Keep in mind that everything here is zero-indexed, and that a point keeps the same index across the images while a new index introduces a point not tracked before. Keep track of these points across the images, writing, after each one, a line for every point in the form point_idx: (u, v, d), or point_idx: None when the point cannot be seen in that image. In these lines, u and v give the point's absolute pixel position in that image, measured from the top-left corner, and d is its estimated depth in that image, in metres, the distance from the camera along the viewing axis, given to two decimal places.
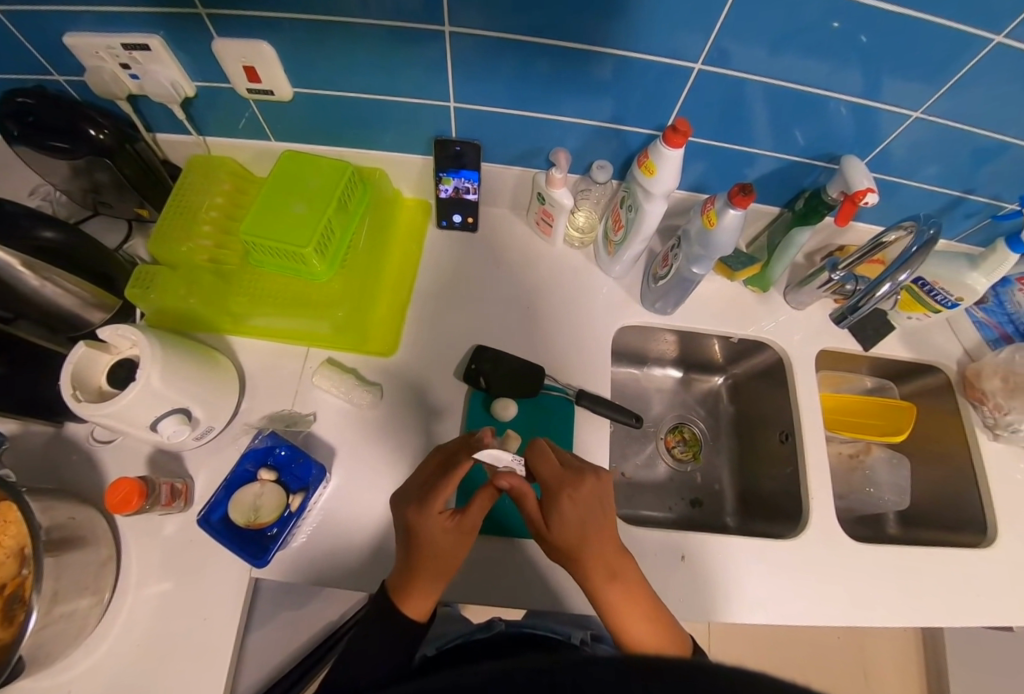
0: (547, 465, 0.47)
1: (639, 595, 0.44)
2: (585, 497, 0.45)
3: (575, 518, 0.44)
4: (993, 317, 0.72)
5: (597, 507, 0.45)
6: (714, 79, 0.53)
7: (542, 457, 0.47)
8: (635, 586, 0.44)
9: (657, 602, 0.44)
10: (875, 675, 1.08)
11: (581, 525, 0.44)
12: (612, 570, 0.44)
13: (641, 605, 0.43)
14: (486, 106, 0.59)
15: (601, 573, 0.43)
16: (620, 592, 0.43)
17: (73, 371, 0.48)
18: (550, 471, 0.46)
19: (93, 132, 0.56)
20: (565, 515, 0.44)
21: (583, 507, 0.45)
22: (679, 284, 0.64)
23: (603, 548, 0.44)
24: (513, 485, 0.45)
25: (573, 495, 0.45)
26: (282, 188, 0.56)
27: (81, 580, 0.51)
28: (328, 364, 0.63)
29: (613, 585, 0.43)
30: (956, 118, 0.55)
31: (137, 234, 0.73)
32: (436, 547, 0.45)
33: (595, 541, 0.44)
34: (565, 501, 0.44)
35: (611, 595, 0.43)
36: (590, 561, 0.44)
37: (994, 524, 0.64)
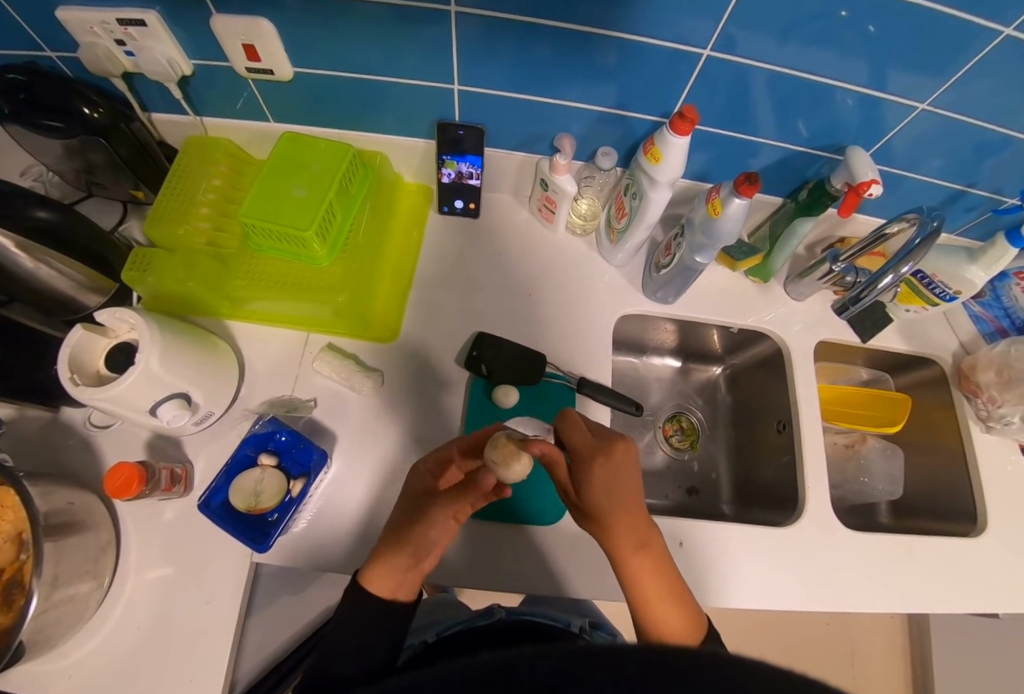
0: (579, 433, 0.47)
1: (665, 568, 0.44)
2: (616, 467, 0.46)
3: (606, 484, 0.45)
4: (988, 310, 0.72)
5: (626, 479, 0.46)
6: (722, 67, 0.52)
7: (574, 425, 0.48)
8: (661, 557, 0.45)
9: (679, 582, 0.44)
10: (863, 660, 1.10)
11: (611, 493, 0.45)
12: (639, 539, 0.44)
13: (663, 580, 0.44)
14: (490, 89, 0.58)
15: (627, 541, 0.44)
16: (645, 562, 0.44)
17: (71, 354, 0.47)
18: (582, 439, 0.47)
19: (88, 111, 0.54)
20: (596, 481, 0.45)
21: (614, 475, 0.45)
22: (682, 272, 0.64)
23: (632, 518, 0.45)
24: (545, 452, 0.45)
25: (605, 462, 0.45)
26: (301, 159, 0.56)
27: (81, 565, 0.51)
28: (328, 350, 0.63)
29: (638, 554, 0.44)
30: (962, 111, 0.55)
31: (133, 216, 0.71)
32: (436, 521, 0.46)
33: (623, 509, 0.45)
34: (597, 468, 0.45)
35: (635, 562, 0.44)
36: (619, 530, 0.44)
37: (984, 514, 0.65)
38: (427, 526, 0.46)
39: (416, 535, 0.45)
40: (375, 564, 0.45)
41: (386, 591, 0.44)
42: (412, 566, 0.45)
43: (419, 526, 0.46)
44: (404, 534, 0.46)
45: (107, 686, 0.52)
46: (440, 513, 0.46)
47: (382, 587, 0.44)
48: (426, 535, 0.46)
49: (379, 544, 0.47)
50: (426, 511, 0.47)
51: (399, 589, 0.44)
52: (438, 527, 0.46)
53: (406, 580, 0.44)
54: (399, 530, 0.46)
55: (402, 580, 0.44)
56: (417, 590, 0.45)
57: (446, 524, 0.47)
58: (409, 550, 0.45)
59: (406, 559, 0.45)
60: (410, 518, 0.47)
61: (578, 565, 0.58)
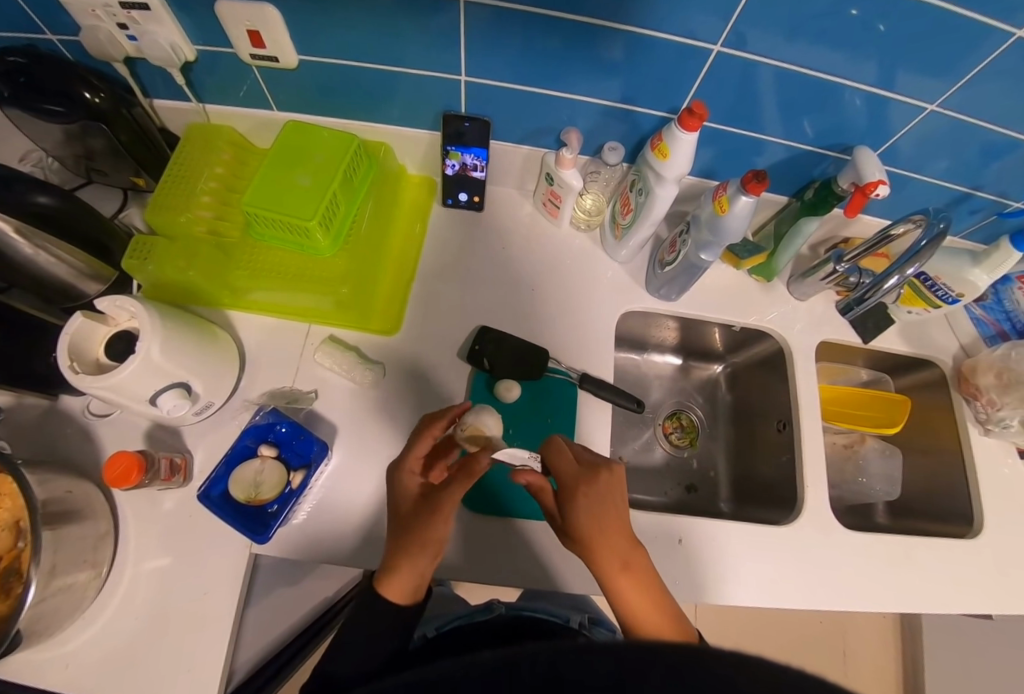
0: (563, 460, 0.48)
1: (652, 591, 0.44)
2: (600, 492, 0.46)
3: (591, 511, 0.45)
4: (990, 314, 0.72)
5: (609, 504, 0.46)
6: (731, 63, 0.52)
7: (559, 453, 0.49)
8: (648, 580, 0.44)
9: (670, 606, 0.44)
10: (855, 658, 1.12)
11: (596, 518, 0.45)
12: (625, 561, 0.44)
13: (653, 605, 0.43)
14: (496, 81, 0.57)
15: (616, 567, 0.44)
16: (636, 588, 0.43)
17: (71, 342, 0.47)
18: (567, 466, 0.48)
19: (89, 95, 0.53)
20: (581, 508, 0.45)
21: (598, 500, 0.46)
22: (686, 270, 0.64)
23: (616, 542, 0.45)
24: (531, 481, 0.47)
25: (589, 488, 0.46)
26: (290, 161, 0.54)
27: (78, 554, 0.51)
28: (329, 342, 0.62)
29: (627, 580, 0.44)
30: (971, 112, 0.54)
31: (133, 203, 0.71)
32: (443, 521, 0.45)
33: (609, 535, 0.45)
34: (580, 494, 0.46)
35: (624, 590, 0.43)
36: (604, 554, 0.44)
37: (981, 516, 0.66)
38: (438, 527, 0.45)
39: (427, 538, 0.45)
40: (389, 573, 0.45)
41: (406, 597, 0.45)
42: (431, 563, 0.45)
43: (429, 529, 0.45)
44: (415, 540, 0.45)
45: (104, 675, 0.53)
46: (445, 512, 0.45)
47: (400, 593, 0.45)
48: (437, 533, 0.45)
49: (387, 551, 0.46)
50: (432, 515, 0.45)
51: (419, 587, 0.46)
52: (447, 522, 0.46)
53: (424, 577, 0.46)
54: (408, 538, 0.45)
55: (420, 581, 0.45)
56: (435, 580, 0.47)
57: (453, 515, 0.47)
58: (427, 552, 0.45)
59: (423, 561, 0.45)
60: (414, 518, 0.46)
61: (577, 560, 0.58)
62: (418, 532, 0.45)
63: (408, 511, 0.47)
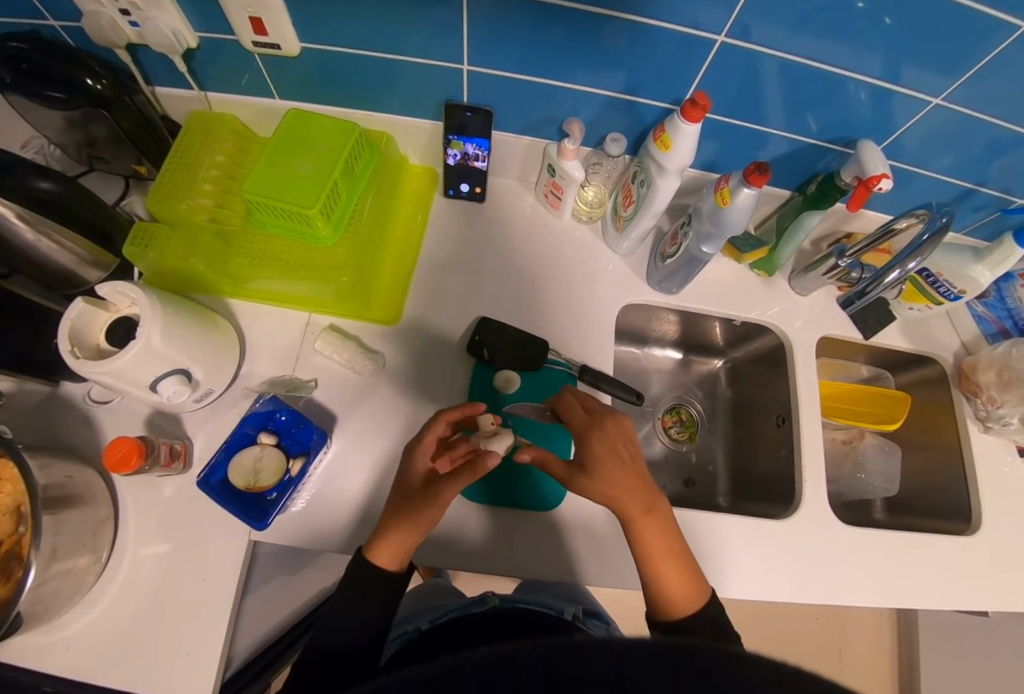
0: (574, 412, 0.51)
1: (669, 531, 0.48)
2: (615, 436, 0.49)
3: (611, 453, 0.48)
4: (993, 311, 0.72)
5: (624, 449, 0.49)
6: (735, 55, 0.52)
7: (568, 407, 0.52)
8: (666, 522, 0.48)
9: (683, 547, 0.48)
10: (850, 653, 1.12)
11: (614, 465, 0.47)
12: (648, 504, 0.47)
13: (667, 542, 0.47)
14: (498, 71, 0.57)
15: (640, 510, 0.47)
16: (654, 528, 0.47)
17: (72, 327, 0.47)
18: (577, 417, 0.51)
19: (91, 82, 0.53)
20: (597, 455, 0.48)
21: (614, 445, 0.48)
22: (688, 263, 0.63)
23: (637, 489, 0.47)
24: (535, 456, 0.48)
25: (602, 433, 0.49)
26: (303, 133, 0.55)
27: (78, 538, 0.51)
28: (330, 330, 0.63)
29: (645, 520, 0.47)
30: (976, 107, 0.54)
31: (134, 191, 0.71)
32: (439, 507, 0.47)
33: (631, 481, 0.47)
34: (595, 440, 0.49)
35: (644, 531, 0.47)
36: (627, 499, 0.46)
37: (979, 513, 0.66)
38: (433, 511, 0.47)
39: (423, 518, 0.47)
40: (380, 539, 0.48)
41: (394, 564, 0.48)
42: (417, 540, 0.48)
43: (423, 511, 0.47)
44: (407, 516, 0.47)
45: (104, 659, 0.53)
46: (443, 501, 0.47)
47: (391, 560, 0.47)
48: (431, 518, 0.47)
49: (383, 518, 0.49)
50: (430, 501, 0.47)
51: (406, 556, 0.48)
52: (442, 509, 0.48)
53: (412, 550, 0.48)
54: (403, 511, 0.47)
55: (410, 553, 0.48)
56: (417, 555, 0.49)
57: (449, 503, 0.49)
58: (415, 533, 0.47)
59: (411, 536, 0.47)
60: (416, 499, 0.47)
61: (574, 552, 0.58)
62: (414, 512, 0.47)
63: (409, 489, 0.48)
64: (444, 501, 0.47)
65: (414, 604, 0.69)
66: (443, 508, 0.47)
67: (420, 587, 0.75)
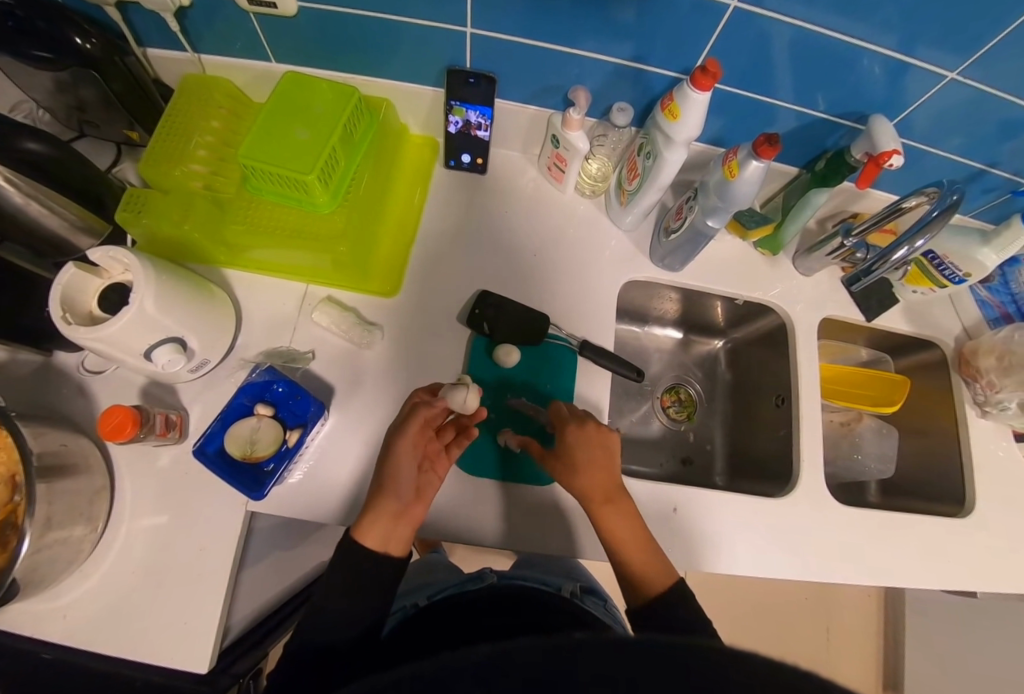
0: (554, 410, 0.55)
1: (634, 525, 0.49)
2: (586, 431, 0.52)
3: (580, 444, 0.51)
4: (995, 296, 0.72)
5: (597, 441, 0.51)
6: (748, 22, 0.49)
7: (551, 406, 0.56)
8: (630, 515, 0.49)
9: (650, 541, 0.48)
10: (837, 633, 1.14)
11: (583, 453, 0.51)
12: (608, 493, 0.50)
13: (633, 534, 0.48)
14: (502, 35, 0.55)
15: (601, 498, 0.49)
16: (620, 521, 0.49)
17: (63, 292, 0.46)
18: (556, 413, 0.54)
19: (80, 41, 0.51)
20: (571, 441, 0.51)
21: (585, 438, 0.51)
22: (691, 239, 0.62)
23: (599, 478, 0.50)
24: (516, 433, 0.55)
25: (577, 424, 0.52)
26: (289, 103, 0.53)
27: (73, 507, 0.51)
28: (328, 301, 0.62)
29: (607, 510, 0.49)
30: (993, 83, 0.52)
31: (127, 158, 0.69)
32: (394, 468, 0.50)
33: (595, 472, 0.50)
34: (568, 429, 0.52)
35: (609, 522, 0.49)
36: (588, 487, 0.50)
37: (973, 496, 0.66)
38: (391, 468, 0.50)
39: (385, 478, 0.50)
40: (368, 520, 0.49)
41: (375, 537, 0.48)
42: (393, 511, 0.49)
43: (385, 475, 0.50)
44: (376, 482, 0.50)
45: (99, 630, 0.53)
46: (399, 453, 0.50)
47: (378, 538, 0.48)
48: (396, 477, 0.50)
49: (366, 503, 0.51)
50: (389, 455, 0.51)
51: (387, 532, 0.49)
52: (405, 466, 0.50)
53: (397, 528, 0.49)
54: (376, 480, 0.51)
55: (395, 527, 0.49)
56: (408, 542, 0.49)
57: (413, 462, 0.51)
58: (388, 497, 0.49)
59: (385, 506, 0.49)
60: (383, 462, 0.51)
61: (570, 529, 0.58)
62: (382, 470, 0.51)
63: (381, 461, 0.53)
64: (397, 457, 0.50)
65: (412, 578, 0.70)
66: (398, 466, 0.50)
67: (418, 562, 0.75)
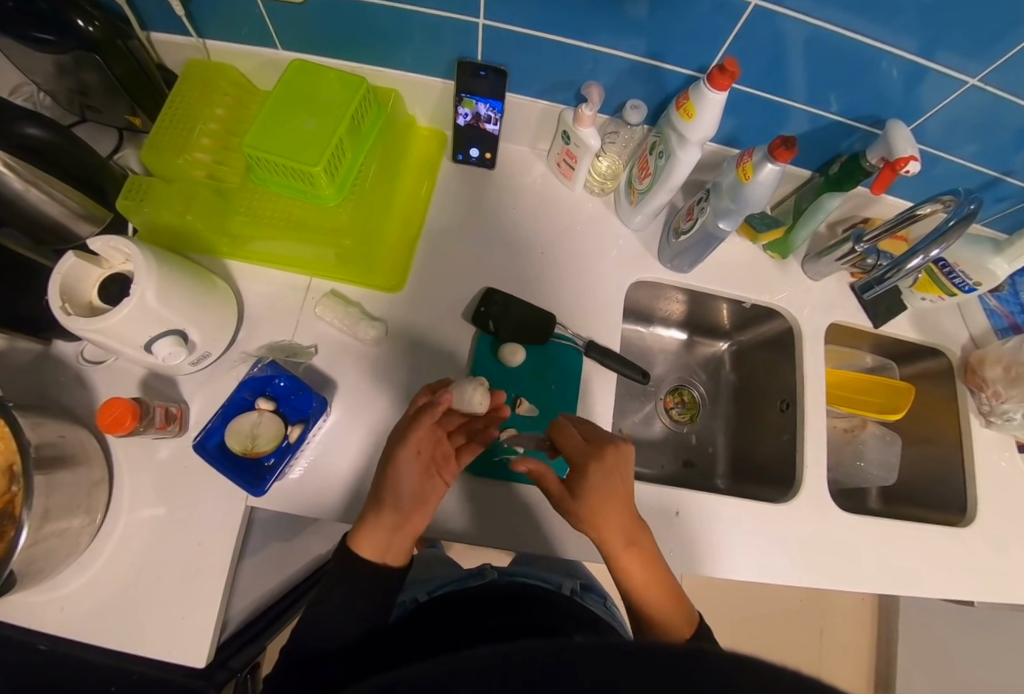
0: (572, 439, 0.49)
1: (655, 568, 0.47)
2: (608, 466, 0.47)
3: (603, 484, 0.46)
4: (1005, 305, 0.71)
5: (620, 480, 0.47)
6: (767, 20, 0.48)
7: (565, 432, 0.49)
8: (653, 557, 0.47)
9: (669, 577, 0.47)
10: (831, 637, 1.15)
11: (604, 495, 0.46)
12: (632, 537, 0.47)
13: (655, 577, 0.46)
14: (512, 26, 0.54)
15: (624, 545, 0.46)
16: (641, 565, 0.46)
17: (62, 283, 0.45)
18: (575, 446, 0.49)
19: (82, 24, 0.50)
20: (594, 482, 0.46)
21: (609, 476, 0.47)
22: (702, 240, 0.61)
23: (624, 521, 0.46)
24: (531, 469, 0.47)
25: (600, 465, 0.47)
26: (295, 95, 0.52)
27: (71, 498, 0.50)
28: (331, 296, 0.61)
29: (633, 556, 0.46)
30: (1014, 91, 0.51)
31: (128, 144, 0.68)
32: (395, 484, 0.48)
33: (620, 517, 0.46)
34: (592, 473, 0.46)
35: (631, 568, 0.46)
36: (613, 531, 0.46)
37: (975, 506, 0.66)
38: (394, 484, 0.48)
39: (389, 496, 0.48)
40: (363, 532, 0.48)
41: (374, 553, 0.48)
42: (393, 526, 0.48)
43: (386, 493, 0.48)
44: (376, 499, 0.49)
45: (97, 622, 0.53)
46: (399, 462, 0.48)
47: (373, 551, 0.48)
48: (396, 489, 0.48)
49: (364, 510, 0.50)
50: (391, 461, 0.49)
51: (388, 547, 0.48)
52: (404, 476, 0.48)
53: (394, 541, 0.48)
54: (374, 495, 0.49)
55: (389, 541, 0.48)
56: (405, 550, 0.49)
57: (416, 475, 0.49)
58: (386, 509, 0.48)
59: (385, 521, 0.48)
60: (382, 473, 0.49)
61: (570, 531, 0.58)
62: (383, 480, 0.49)
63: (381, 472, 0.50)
64: (398, 471, 0.48)
65: (411, 575, 0.70)
66: (399, 481, 0.48)
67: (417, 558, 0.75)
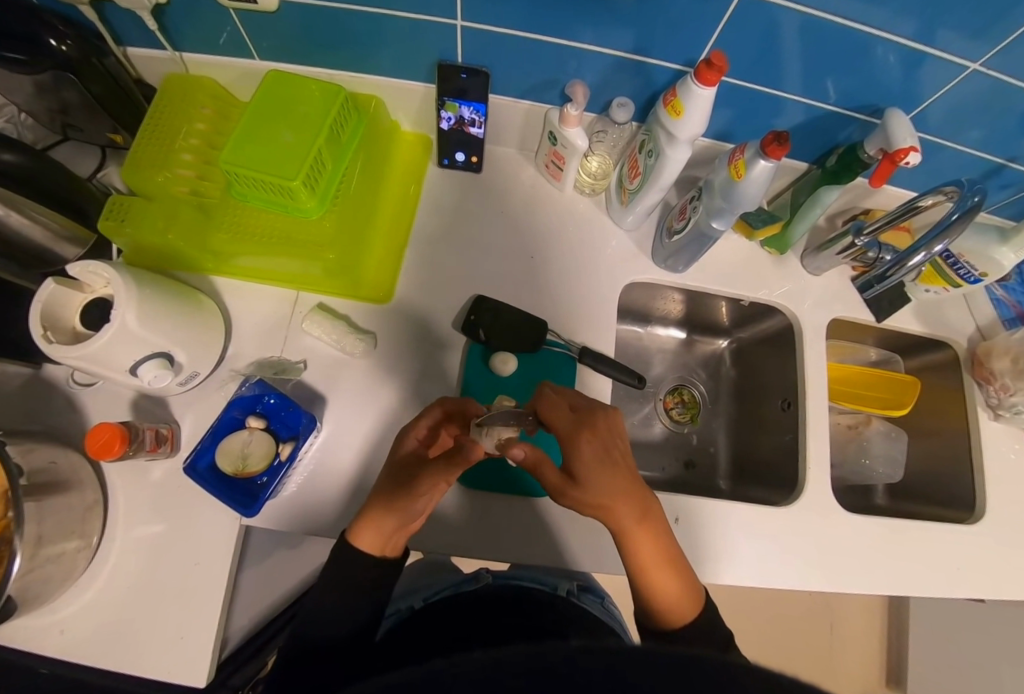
0: (559, 413, 0.46)
1: (663, 543, 0.46)
2: (602, 436, 0.45)
3: (598, 456, 0.44)
4: (1012, 295, 0.70)
5: (614, 450, 0.45)
6: (756, 11, 0.46)
7: (551, 405, 0.47)
8: (660, 531, 0.46)
9: (676, 551, 0.46)
10: (839, 631, 1.14)
11: (603, 472, 0.44)
12: (642, 512, 0.45)
13: (664, 552, 0.46)
14: (493, 27, 0.52)
15: (634, 520, 0.45)
16: (648, 538, 0.45)
17: (43, 309, 0.44)
18: (561, 418, 0.46)
19: (55, 43, 0.49)
20: (589, 457, 0.44)
21: (603, 447, 0.45)
22: (696, 239, 0.60)
23: (627, 500, 0.45)
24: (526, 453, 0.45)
25: (592, 436, 0.45)
26: (272, 106, 0.51)
27: (65, 524, 0.50)
28: (319, 310, 0.60)
29: (641, 529, 0.45)
30: (1018, 75, 0.49)
31: (111, 161, 0.67)
32: (415, 500, 0.46)
33: (621, 493, 0.44)
34: (584, 446, 0.44)
35: (638, 541, 0.45)
36: (618, 507, 0.44)
37: (984, 502, 0.65)
38: (416, 498, 0.46)
39: (405, 504, 0.46)
40: (365, 528, 0.46)
41: (378, 550, 0.47)
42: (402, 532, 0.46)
43: (403, 503, 0.46)
44: (387, 506, 0.46)
45: (98, 644, 0.53)
46: (426, 475, 0.46)
47: (372, 546, 0.46)
48: (412, 504, 0.46)
49: (366, 505, 0.48)
50: (414, 477, 0.46)
51: (392, 542, 0.47)
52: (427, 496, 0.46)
53: (395, 537, 0.47)
54: (384, 502, 0.47)
55: (391, 537, 0.46)
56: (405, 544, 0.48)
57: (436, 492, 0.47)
58: (396, 518, 0.46)
59: (392, 526, 0.46)
60: (399, 485, 0.47)
61: (568, 541, 0.57)
62: (398, 490, 0.46)
63: (395, 475, 0.48)
64: (422, 488, 0.46)
65: (413, 583, 0.70)
66: (422, 496, 0.46)
67: (418, 567, 0.75)
